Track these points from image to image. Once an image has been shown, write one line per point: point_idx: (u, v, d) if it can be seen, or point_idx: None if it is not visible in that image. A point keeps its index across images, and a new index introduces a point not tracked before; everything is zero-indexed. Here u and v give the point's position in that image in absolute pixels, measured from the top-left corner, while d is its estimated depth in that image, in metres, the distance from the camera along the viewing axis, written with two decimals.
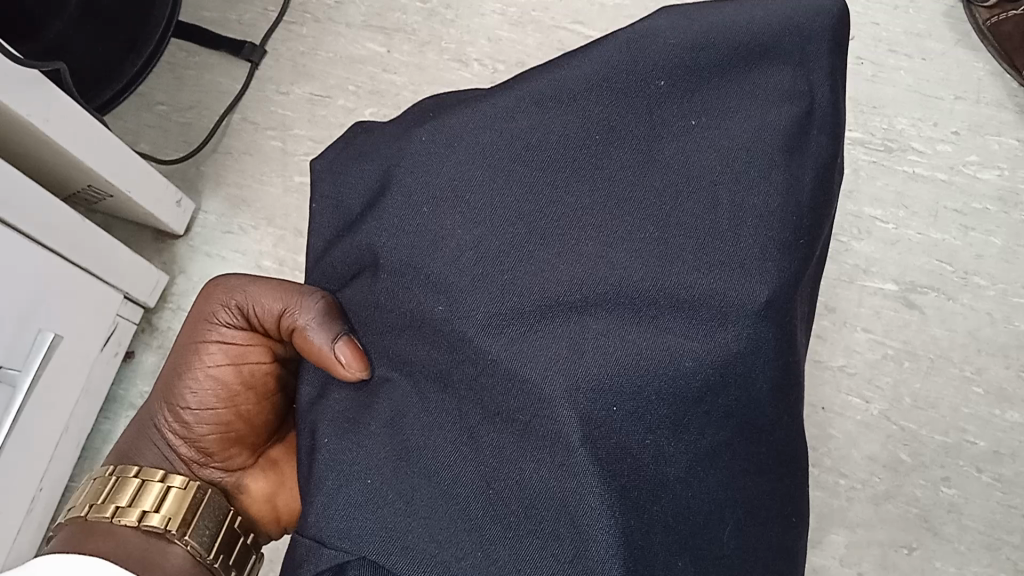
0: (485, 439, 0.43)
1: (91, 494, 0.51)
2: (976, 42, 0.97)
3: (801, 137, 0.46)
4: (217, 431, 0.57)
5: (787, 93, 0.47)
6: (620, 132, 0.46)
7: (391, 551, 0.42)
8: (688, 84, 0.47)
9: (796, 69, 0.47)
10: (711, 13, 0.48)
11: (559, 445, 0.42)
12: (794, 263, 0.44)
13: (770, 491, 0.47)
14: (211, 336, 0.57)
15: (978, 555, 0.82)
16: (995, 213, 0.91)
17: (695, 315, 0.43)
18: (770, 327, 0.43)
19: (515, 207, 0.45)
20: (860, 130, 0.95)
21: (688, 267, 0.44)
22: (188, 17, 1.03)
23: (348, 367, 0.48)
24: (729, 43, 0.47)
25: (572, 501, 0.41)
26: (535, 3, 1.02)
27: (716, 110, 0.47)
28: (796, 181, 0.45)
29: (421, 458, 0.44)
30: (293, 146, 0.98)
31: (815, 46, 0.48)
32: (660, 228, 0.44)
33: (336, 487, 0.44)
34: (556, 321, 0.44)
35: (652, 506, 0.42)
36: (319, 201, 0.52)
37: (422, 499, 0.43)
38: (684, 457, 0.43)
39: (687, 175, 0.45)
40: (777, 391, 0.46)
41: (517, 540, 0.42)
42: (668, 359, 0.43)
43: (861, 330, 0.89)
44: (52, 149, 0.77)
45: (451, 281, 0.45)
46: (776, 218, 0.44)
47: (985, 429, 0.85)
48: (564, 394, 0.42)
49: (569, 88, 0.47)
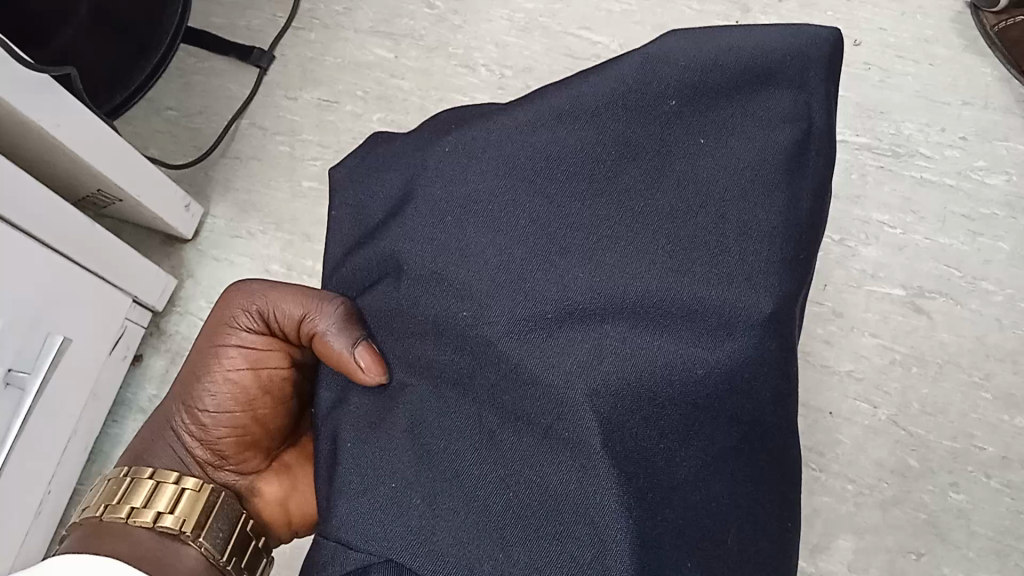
0: (506, 441, 0.43)
1: (106, 494, 0.50)
2: (984, 48, 0.97)
3: (801, 156, 0.47)
4: (233, 434, 0.57)
5: (788, 115, 0.47)
6: (635, 148, 0.47)
7: (417, 553, 0.42)
8: (698, 104, 0.47)
9: (797, 91, 0.48)
10: (715, 35, 0.49)
11: (580, 448, 0.42)
12: (794, 277, 0.46)
13: (776, 496, 0.46)
14: (231, 340, 0.57)
15: (987, 561, 0.82)
16: (1003, 218, 0.91)
17: (707, 325, 0.44)
18: (773, 338, 0.45)
19: (538, 216, 0.46)
20: (867, 135, 0.95)
21: (700, 276, 0.44)
22: (198, 23, 1.03)
23: (367, 372, 0.48)
24: (735, 66, 0.48)
25: (591, 502, 0.41)
26: (543, 9, 1.02)
27: (723, 127, 0.47)
28: (797, 198, 0.47)
29: (442, 460, 0.43)
30: (301, 151, 0.98)
31: (813, 71, 0.48)
32: (671, 239, 0.45)
33: (361, 486, 0.44)
34: (577, 328, 0.44)
35: (665, 508, 0.42)
36: (339, 209, 0.52)
37: (445, 501, 0.43)
38: (694, 461, 0.43)
39: (697, 189, 0.46)
40: (780, 396, 0.46)
41: (537, 542, 0.41)
42: (681, 367, 0.44)
43: (869, 336, 0.89)
44: (59, 153, 0.77)
45: (475, 288, 0.45)
46: (778, 235, 0.45)
47: (994, 436, 0.85)
48: (584, 398, 0.43)
49: (586, 105, 0.47)
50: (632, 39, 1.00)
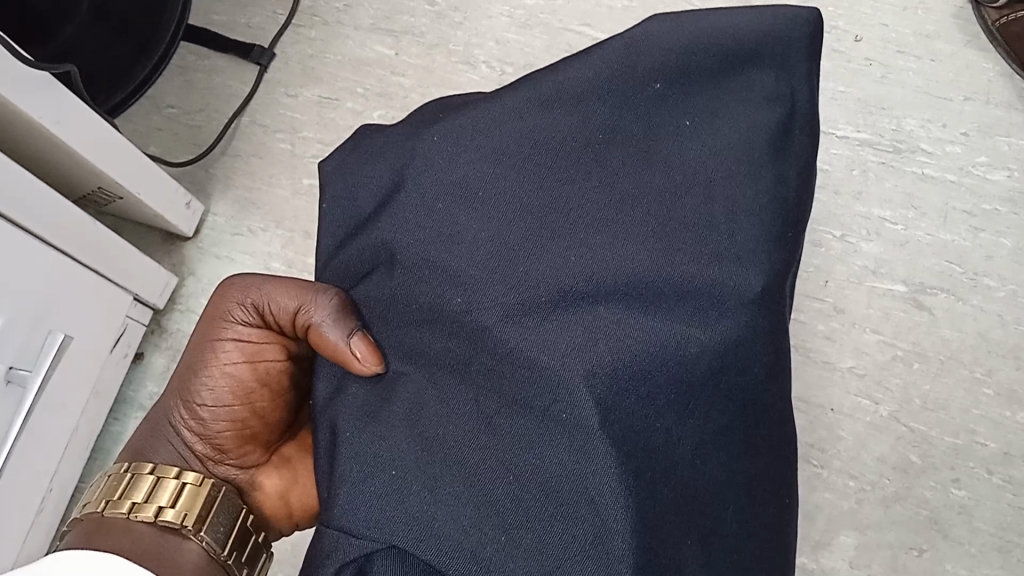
0: (502, 425, 0.43)
1: (107, 490, 0.50)
2: (986, 43, 0.97)
3: (785, 136, 0.49)
4: (233, 427, 0.57)
5: (773, 94, 0.50)
6: (622, 133, 0.48)
7: (421, 538, 0.41)
8: (683, 86, 0.49)
9: (779, 72, 0.50)
10: (701, 18, 0.51)
11: (578, 429, 0.42)
12: (783, 257, 0.47)
13: (769, 478, 0.47)
14: (227, 333, 0.57)
15: (989, 557, 0.82)
16: (1006, 214, 0.91)
17: (699, 305, 0.45)
18: (762, 315, 0.46)
19: (529, 203, 0.46)
20: (869, 131, 0.95)
21: (690, 255, 0.45)
22: (199, 20, 1.03)
23: (364, 362, 0.47)
24: (718, 48, 0.49)
25: (593, 482, 0.42)
26: (544, 5, 1.02)
27: (709, 109, 0.49)
28: (783, 179, 0.48)
29: (441, 447, 0.43)
30: (302, 148, 0.98)
31: (796, 51, 0.51)
32: (661, 222, 0.46)
33: (361, 478, 0.43)
34: (569, 310, 0.44)
35: (663, 485, 0.43)
36: (329, 202, 0.52)
37: (445, 487, 0.42)
38: (691, 439, 0.44)
39: (686, 169, 0.47)
40: (772, 374, 0.47)
41: (538, 523, 0.41)
42: (675, 345, 0.44)
43: (871, 332, 0.89)
44: (60, 151, 0.77)
45: (470, 274, 0.45)
46: (766, 213, 0.47)
47: (996, 431, 0.85)
48: (580, 378, 0.43)
49: (572, 89, 0.48)
50: None
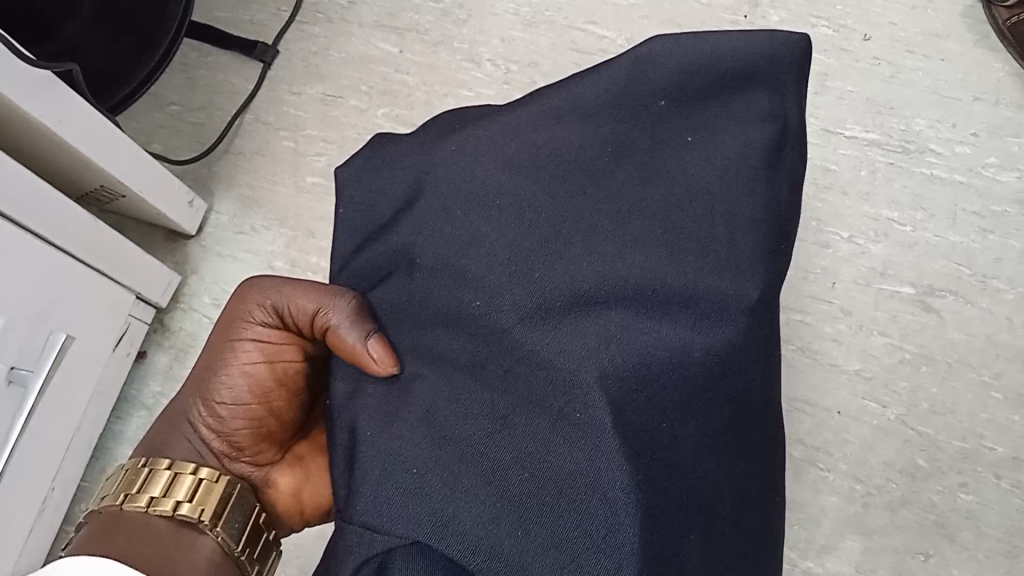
0: (518, 424, 0.43)
1: (124, 483, 0.50)
2: (995, 42, 0.96)
3: (777, 154, 0.48)
4: (250, 426, 0.56)
5: (766, 115, 0.48)
6: (629, 147, 0.47)
7: (444, 534, 0.41)
8: (684, 106, 0.48)
9: (773, 93, 0.48)
10: (700, 39, 0.48)
11: (592, 428, 0.42)
12: (778, 266, 0.47)
13: (761, 474, 0.48)
14: (246, 334, 0.56)
15: (996, 562, 0.81)
16: (1015, 216, 0.90)
17: (702, 311, 0.45)
18: (760, 324, 0.46)
19: (545, 208, 0.46)
20: (877, 131, 0.94)
21: (694, 265, 0.45)
22: (201, 17, 1.03)
23: (379, 363, 0.47)
24: (716, 69, 0.48)
25: (606, 480, 0.41)
26: (549, 3, 1.01)
27: (705, 127, 0.48)
28: (777, 194, 0.47)
29: (459, 445, 0.43)
30: (305, 147, 0.97)
31: (788, 74, 0.49)
32: (667, 231, 0.45)
33: (384, 475, 0.43)
34: (582, 314, 0.44)
35: (669, 485, 0.43)
36: (346, 206, 0.51)
37: (465, 483, 0.42)
38: (694, 439, 0.44)
39: (690, 184, 0.46)
40: (767, 379, 0.48)
41: (553, 518, 0.41)
42: (681, 352, 0.44)
43: (878, 334, 0.88)
44: (62, 149, 0.76)
45: (487, 279, 0.45)
46: (761, 225, 0.46)
47: (1004, 435, 0.84)
48: (594, 378, 0.43)
49: (583, 104, 0.48)
50: (638, 33, 0.99)
